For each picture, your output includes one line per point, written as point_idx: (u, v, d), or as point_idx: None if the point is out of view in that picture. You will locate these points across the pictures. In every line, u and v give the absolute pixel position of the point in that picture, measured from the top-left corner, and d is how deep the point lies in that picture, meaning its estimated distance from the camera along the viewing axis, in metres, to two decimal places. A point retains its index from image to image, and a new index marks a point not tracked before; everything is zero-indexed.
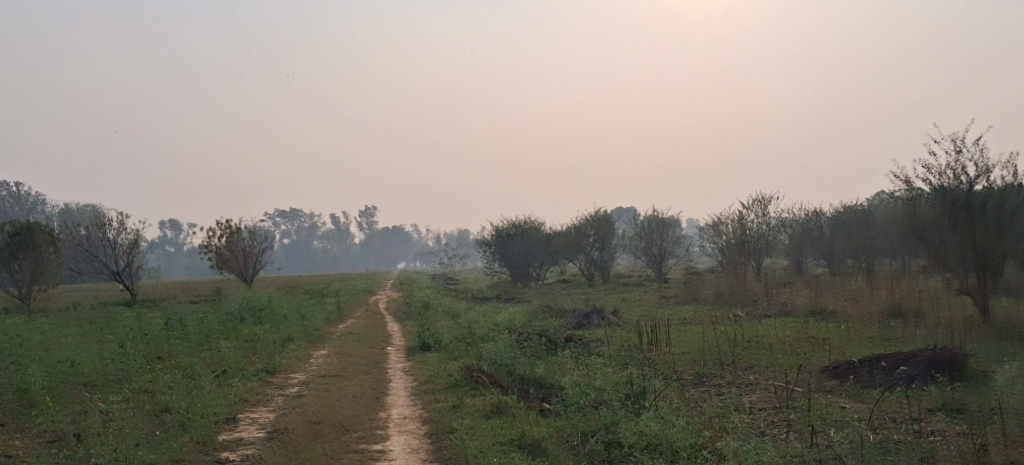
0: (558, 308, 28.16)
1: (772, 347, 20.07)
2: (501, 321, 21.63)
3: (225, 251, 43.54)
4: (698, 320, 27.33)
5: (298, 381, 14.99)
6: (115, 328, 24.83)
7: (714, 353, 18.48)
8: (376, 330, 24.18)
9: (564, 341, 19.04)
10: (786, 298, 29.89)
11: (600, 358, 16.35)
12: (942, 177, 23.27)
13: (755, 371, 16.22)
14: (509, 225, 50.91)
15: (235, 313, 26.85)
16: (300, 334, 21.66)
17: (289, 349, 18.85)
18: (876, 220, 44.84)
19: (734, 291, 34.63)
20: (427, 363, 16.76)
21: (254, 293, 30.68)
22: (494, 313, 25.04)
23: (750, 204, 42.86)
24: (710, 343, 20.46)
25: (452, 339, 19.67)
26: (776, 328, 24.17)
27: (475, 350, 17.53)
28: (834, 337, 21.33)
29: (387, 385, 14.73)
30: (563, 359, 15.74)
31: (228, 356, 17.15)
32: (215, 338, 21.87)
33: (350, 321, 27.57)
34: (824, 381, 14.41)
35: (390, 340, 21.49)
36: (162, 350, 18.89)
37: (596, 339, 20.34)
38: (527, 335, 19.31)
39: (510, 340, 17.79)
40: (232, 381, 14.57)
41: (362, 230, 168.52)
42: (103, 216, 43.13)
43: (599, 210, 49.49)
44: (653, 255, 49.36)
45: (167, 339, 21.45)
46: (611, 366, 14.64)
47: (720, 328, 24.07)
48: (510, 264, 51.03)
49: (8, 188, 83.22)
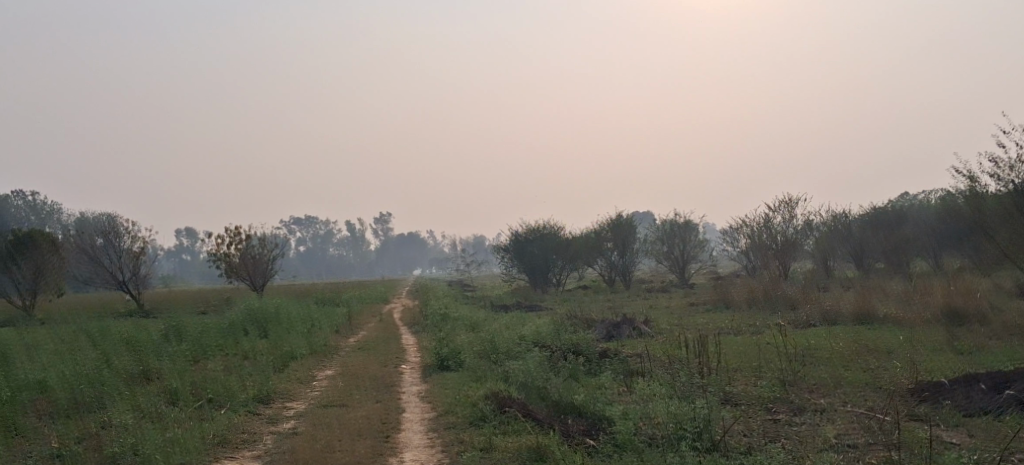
0: (586, 317, 26.16)
1: (830, 361, 17.95)
2: (525, 334, 19.62)
3: (235, 257, 41.66)
4: (738, 330, 25.22)
5: (294, 413, 12.98)
6: (109, 343, 22.99)
7: (770, 371, 16.44)
8: (388, 344, 22.23)
9: (598, 357, 16.99)
10: (830, 305, 27.71)
11: (643, 380, 14.27)
12: (1011, 171, 21.00)
13: (825, 393, 14.11)
14: (528, 230, 48.89)
15: (239, 326, 24.92)
16: (305, 350, 19.71)
17: (291, 370, 16.88)
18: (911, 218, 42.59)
19: (768, 297, 32.50)
20: (447, 387, 14.74)
21: (260, 303, 28.80)
22: (518, 324, 23.09)
23: (779, 205, 40.77)
24: (758, 359, 18.38)
25: (472, 354, 17.70)
26: (826, 338, 22.06)
27: (500, 369, 15.51)
28: (897, 349, 19.16)
29: (400, 417, 12.70)
30: (603, 383, 13.71)
31: (220, 377, 15.23)
32: (213, 356, 19.99)
33: (361, 333, 25.66)
34: (915, 406, 12.25)
35: (403, 356, 19.49)
36: (151, 370, 17.04)
37: (633, 354, 18.31)
38: (557, 351, 17.29)
39: (540, 356, 15.76)
40: (214, 414, 12.60)
41: (378, 236, 166.88)
42: (109, 222, 41.22)
43: (618, 213, 47.54)
44: (674, 259, 47.36)
45: (161, 357, 19.63)
46: (661, 394, 12.61)
47: (764, 339, 22.02)
48: (529, 270, 48.80)
49: (22, 198, 81.69)
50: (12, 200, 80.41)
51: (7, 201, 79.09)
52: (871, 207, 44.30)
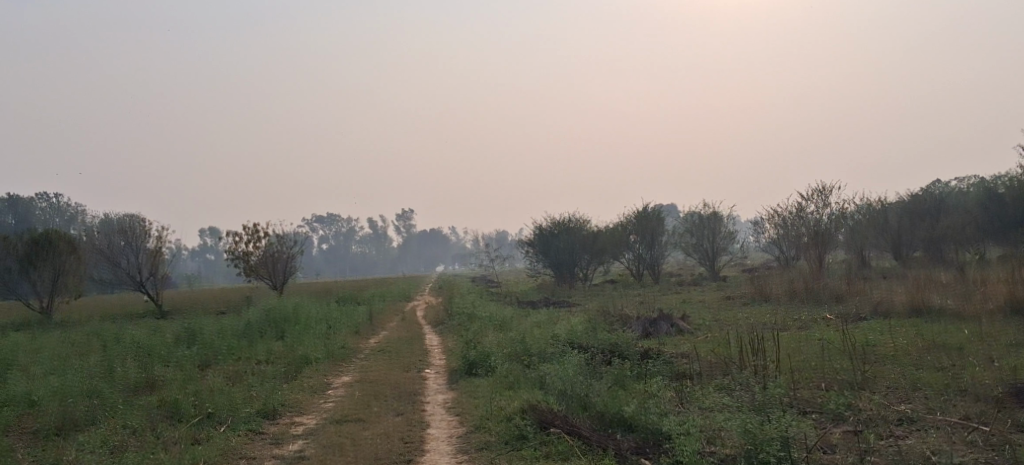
0: (620, 313, 24.65)
1: (897, 359, 16.32)
2: (558, 333, 18.08)
3: (255, 256, 40.36)
4: (782, 326, 23.51)
5: (305, 431, 11.69)
6: (120, 346, 21.74)
7: (836, 373, 14.82)
8: (411, 345, 20.82)
9: (642, 360, 15.47)
10: (880, 297, 25.94)
11: (693, 388, 12.81)
12: None
13: (904, 399, 12.57)
14: (552, 224, 47.35)
15: (256, 328, 23.58)
16: (323, 353, 18.34)
17: (306, 377, 15.51)
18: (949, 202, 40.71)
19: (809, 290, 30.73)
20: (478, 395, 13.30)
21: (279, 303, 27.47)
22: (549, 322, 21.52)
23: (814, 193, 39.03)
24: (816, 359, 16.77)
25: (503, 358, 16.21)
26: (885, 334, 20.32)
27: (535, 373, 14.07)
28: (968, 344, 17.50)
29: (424, 435, 11.33)
30: (651, 389, 12.23)
31: (224, 388, 13.87)
32: (225, 361, 18.70)
33: (383, 333, 24.26)
34: (1017, 416, 10.75)
35: (428, 360, 18.03)
36: (154, 378, 15.77)
37: (678, 356, 16.75)
38: (596, 353, 15.81)
39: (579, 359, 14.31)
40: (213, 436, 11.34)
41: (401, 233, 165.91)
42: (125, 221, 39.93)
43: (645, 206, 45.72)
44: (704, 251, 45.50)
45: (169, 364, 18.32)
46: (718, 409, 11.12)
47: (818, 336, 20.36)
48: (555, 265, 47.23)
49: (48, 201, 81.12)
50: (36, 202, 79.87)
51: (33, 204, 78.67)
52: (909, 194, 42.42)
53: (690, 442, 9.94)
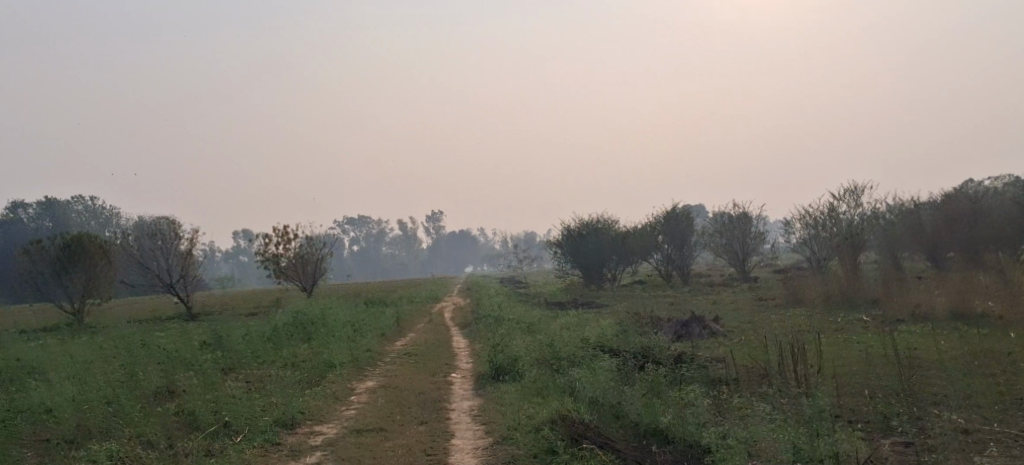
0: (651, 316, 24.07)
1: (942, 365, 15.61)
2: (588, 336, 17.52)
3: (283, 259, 40.14)
4: (818, 328, 22.81)
5: (324, 442, 11.32)
6: (145, 349, 21.53)
7: (878, 379, 14.22)
8: (437, 349, 20.37)
9: (676, 366, 14.90)
10: (919, 299, 25.09)
11: (729, 399, 12.29)
12: None
13: (952, 408, 12.00)
14: (581, 225, 46.75)
15: (282, 331, 23.25)
16: (347, 357, 17.94)
17: (328, 382, 15.11)
18: (983, 197, 39.69)
19: (844, 292, 29.96)
20: (507, 401, 12.89)
21: (306, 305, 27.16)
22: (578, 325, 20.99)
23: (847, 192, 38.17)
24: (856, 365, 16.10)
25: (531, 363, 15.74)
26: (925, 338, 19.60)
27: (565, 378, 13.59)
28: (1015, 350, 16.73)
29: (449, 446, 10.93)
30: (686, 396, 11.74)
31: (244, 395, 13.57)
32: (249, 366, 18.37)
33: (410, 337, 23.86)
34: None
35: (454, 365, 17.52)
36: (174, 384, 15.46)
37: (714, 361, 16.15)
38: (628, 359, 15.25)
39: (610, 364, 13.80)
40: (228, 450, 11.01)
41: (430, 235, 165.97)
42: (155, 224, 39.85)
43: (674, 206, 45.16)
44: (734, 252, 43.89)
45: (192, 367, 18.05)
46: (757, 423, 10.64)
47: (856, 340, 19.67)
48: (584, 266, 46.66)
49: (83, 204, 81.74)
50: (71, 205, 80.61)
51: (69, 206, 79.39)
52: (944, 193, 41.33)
53: (731, 457, 9.45)
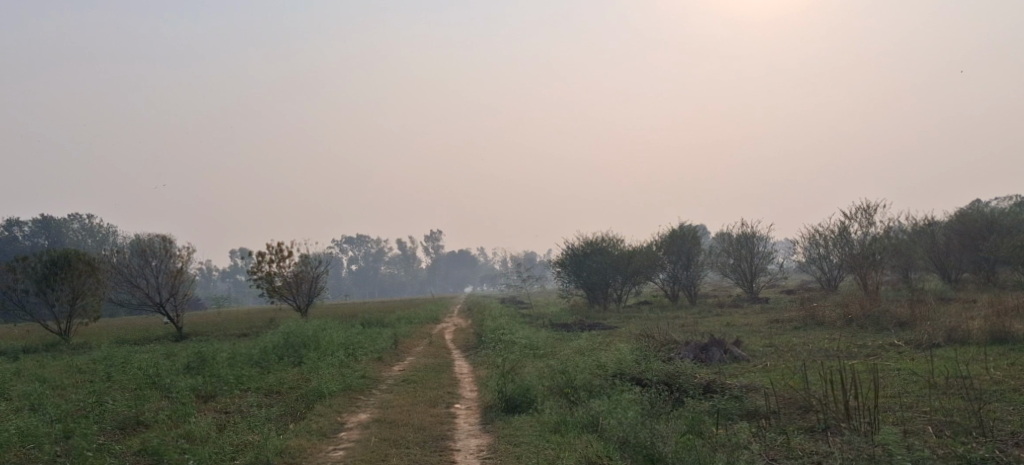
0: (666, 338, 22.44)
1: (1001, 396, 13.98)
2: (605, 361, 15.87)
3: (279, 277, 38.46)
4: (846, 354, 21.08)
5: None
6: (122, 372, 19.90)
7: (939, 412, 12.59)
8: (437, 375, 18.69)
9: (707, 400, 13.29)
10: (948, 321, 23.42)
11: (775, 445, 10.73)
12: None
13: None
14: (585, 243, 45.13)
15: (271, 354, 21.57)
16: (339, 385, 16.32)
17: (317, 414, 13.53)
18: (1001, 214, 37.96)
19: (866, 313, 28.26)
20: (521, 445, 11.30)
21: (297, 325, 25.49)
22: (590, 349, 19.25)
23: (859, 210, 36.60)
24: (906, 395, 14.47)
25: (545, 393, 14.12)
26: (970, 364, 17.90)
27: (584, 411, 12.02)
28: None
29: None
30: (733, 437, 10.21)
31: (216, 433, 12.00)
32: (230, 393, 16.71)
33: (408, 360, 22.19)
34: None
35: (456, 394, 15.83)
36: (142, 414, 13.83)
37: (748, 391, 14.50)
38: (653, 390, 13.64)
39: (633, 395, 12.24)
40: None
41: (429, 254, 164.33)
42: (147, 241, 38.37)
43: (680, 223, 43.47)
44: (741, 271, 42.09)
45: (167, 395, 16.44)
46: None
47: (893, 366, 17.99)
48: (587, 286, 44.96)
49: (79, 222, 80.30)
50: (68, 223, 78.79)
51: (64, 224, 77.86)
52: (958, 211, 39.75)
53: None
